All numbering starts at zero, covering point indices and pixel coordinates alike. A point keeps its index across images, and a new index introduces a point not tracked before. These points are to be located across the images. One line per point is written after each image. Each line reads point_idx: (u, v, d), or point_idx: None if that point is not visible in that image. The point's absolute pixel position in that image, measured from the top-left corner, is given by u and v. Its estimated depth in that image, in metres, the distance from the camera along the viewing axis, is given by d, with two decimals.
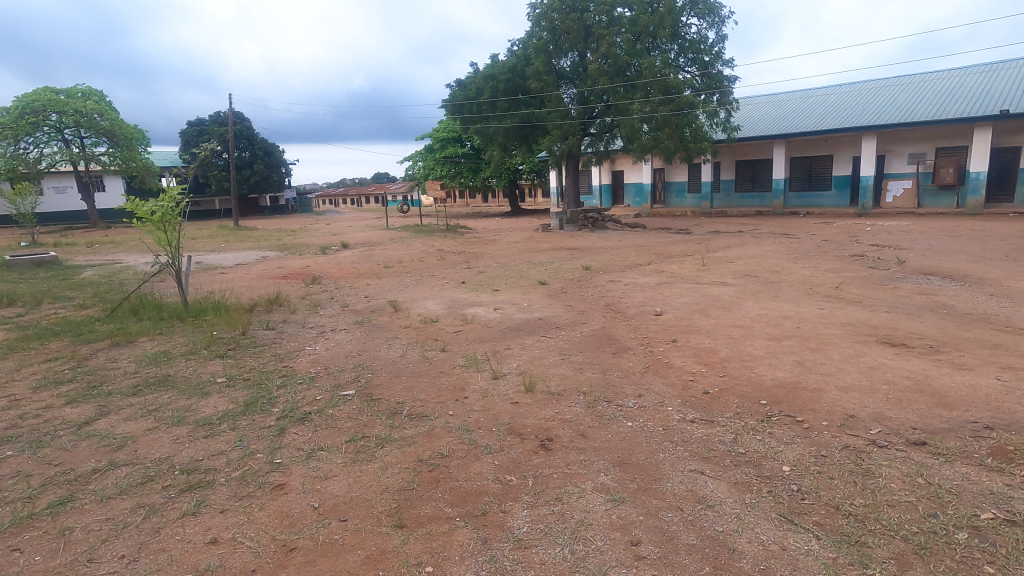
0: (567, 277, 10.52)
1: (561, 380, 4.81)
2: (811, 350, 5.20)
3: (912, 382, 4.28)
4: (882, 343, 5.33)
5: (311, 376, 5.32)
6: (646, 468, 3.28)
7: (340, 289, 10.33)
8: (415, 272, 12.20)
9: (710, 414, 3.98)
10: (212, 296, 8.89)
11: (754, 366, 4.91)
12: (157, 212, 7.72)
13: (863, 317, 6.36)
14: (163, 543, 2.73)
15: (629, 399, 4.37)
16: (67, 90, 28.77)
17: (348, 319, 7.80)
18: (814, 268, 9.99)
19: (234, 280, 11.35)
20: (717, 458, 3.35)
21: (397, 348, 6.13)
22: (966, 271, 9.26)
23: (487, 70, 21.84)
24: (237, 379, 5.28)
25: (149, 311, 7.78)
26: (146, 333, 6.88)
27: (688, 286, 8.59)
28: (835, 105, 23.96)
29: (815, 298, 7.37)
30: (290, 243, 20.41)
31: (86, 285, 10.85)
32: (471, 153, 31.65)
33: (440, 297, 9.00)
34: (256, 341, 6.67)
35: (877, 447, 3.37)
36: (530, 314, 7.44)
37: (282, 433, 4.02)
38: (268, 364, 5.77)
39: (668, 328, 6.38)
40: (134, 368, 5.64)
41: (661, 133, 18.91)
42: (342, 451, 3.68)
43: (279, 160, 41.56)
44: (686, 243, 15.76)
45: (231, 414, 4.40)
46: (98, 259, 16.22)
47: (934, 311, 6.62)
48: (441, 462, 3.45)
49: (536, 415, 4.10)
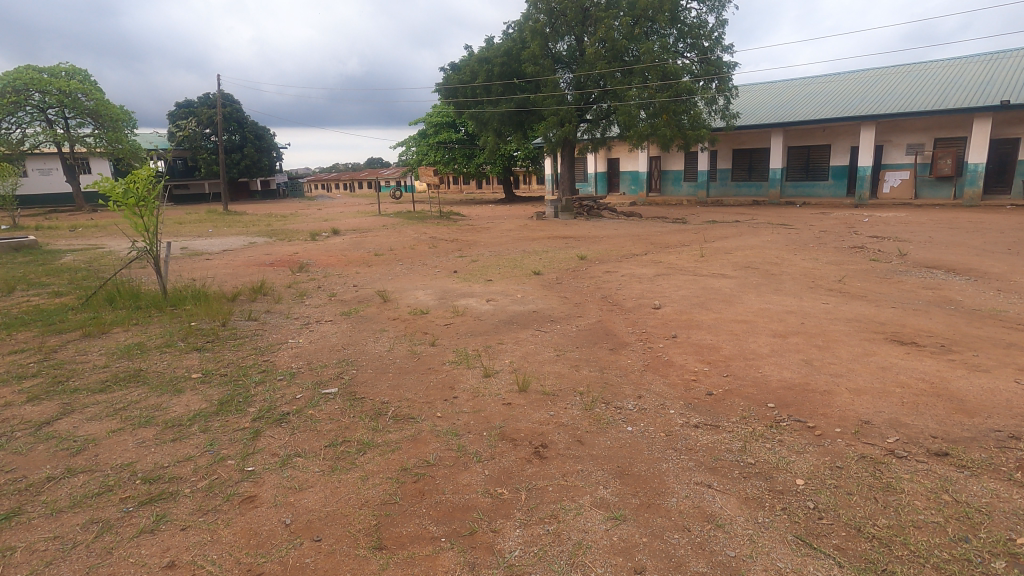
0: (562, 267, 10.23)
1: (556, 379, 4.54)
2: (818, 348, 4.96)
3: (927, 385, 4.03)
4: (892, 342, 5.09)
5: (292, 372, 5.04)
6: (648, 480, 3.02)
7: (328, 277, 10.03)
8: (406, 260, 11.89)
9: (715, 419, 3.74)
10: (193, 284, 8.57)
11: (759, 365, 4.66)
12: (132, 195, 7.29)
13: (870, 313, 6.12)
14: (115, 566, 2.45)
15: (628, 400, 4.12)
16: (50, 69, 27.90)
17: (334, 310, 7.49)
18: (815, 260, 9.76)
19: (218, 267, 11.00)
20: (724, 469, 3.11)
21: (384, 342, 5.84)
22: (970, 265, 9.05)
23: (482, 53, 21.22)
24: (213, 375, 4.98)
25: (126, 299, 7.46)
26: (120, 324, 6.55)
27: (688, 278, 8.32)
28: (834, 94, 23.67)
29: (819, 292, 7.13)
30: (280, 228, 20.06)
31: (64, 271, 10.46)
32: (466, 139, 31.05)
33: (431, 286, 8.70)
34: (237, 332, 6.37)
35: (895, 458, 3.14)
36: (524, 306, 7.16)
37: (257, 436, 3.74)
38: (247, 358, 5.49)
39: (667, 323, 6.12)
40: (104, 362, 5.31)
41: (659, 120, 18.52)
42: (321, 458, 3.40)
43: (270, 143, 40.78)
44: (683, 233, 15.49)
45: (202, 414, 4.11)
46: (80, 243, 15.79)
47: (941, 306, 6.40)
48: (427, 472, 3.19)
49: (530, 418, 3.83)
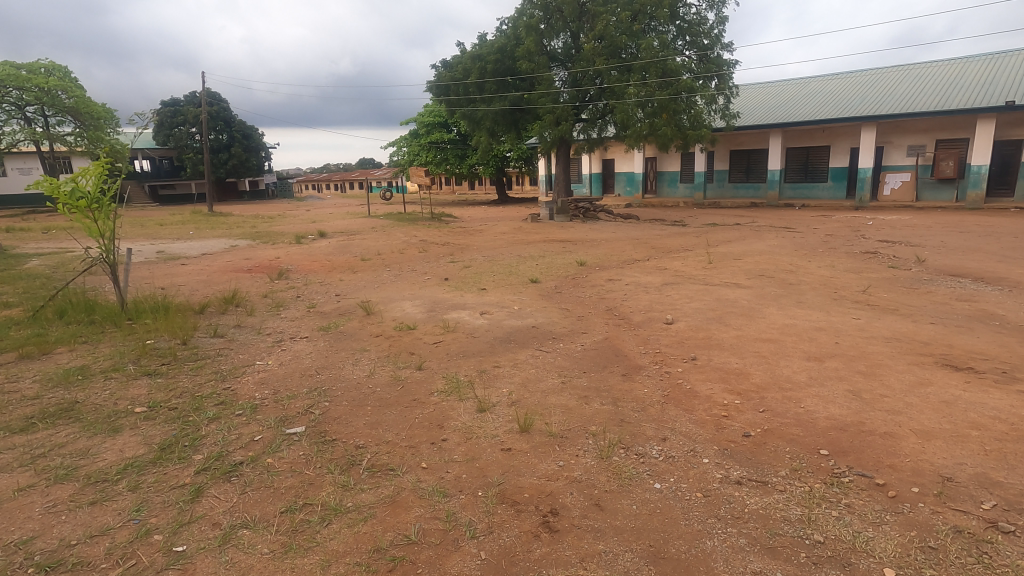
0: (561, 274, 9.55)
1: (563, 417, 3.85)
2: (864, 376, 4.31)
3: (1008, 427, 3.39)
4: (946, 368, 4.44)
5: (254, 405, 4.30)
6: (692, 570, 2.34)
7: (309, 285, 9.31)
8: (394, 265, 11.19)
9: (760, 472, 3.08)
10: (158, 295, 7.78)
11: (800, 398, 3.99)
12: (82, 195, 6.51)
13: (910, 330, 5.47)
14: None
15: (651, 445, 3.44)
16: (28, 66, 26.90)
17: (312, 324, 6.77)
18: (831, 267, 9.12)
19: (190, 273, 10.23)
20: (787, 551, 2.43)
21: (364, 365, 5.14)
22: (998, 273, 8.48)
23: (475, 49, 20.45)
24: (161, 410, 4.24)
25: (78, 314, 6.67)
26: (65, 343, 5.78)
27: (699, 288, 7.66)
28: (834, 94, 23.15)
29: (846, 305, 6.49)
30: (264, 230, 19.30)
31: (23, 278, 9.63)
32: (458, 139, 30.38)
33: (419, 297, 7.98)
34: (197, 353, 5.62)
35: (1002, 535, 2.48)
36: (522, 320, 6.45)
37: (196, 498, 3.01)
38: (205, 385, 4.76)
39: (683, 341, 5.46)
40: (34, 392, 4.54)
41: (658, 119, 17.99)
42: (273, 532, 2.70)
43: (259, 143, 39.84)
44: (685, 236, 14.89)
45: (136, 465, 3.37)
46: (50, 247, 14.91)
47: (984, 322, 5.79)
48: (407, 555, 2.49)
49: (535, 471, 3.15)
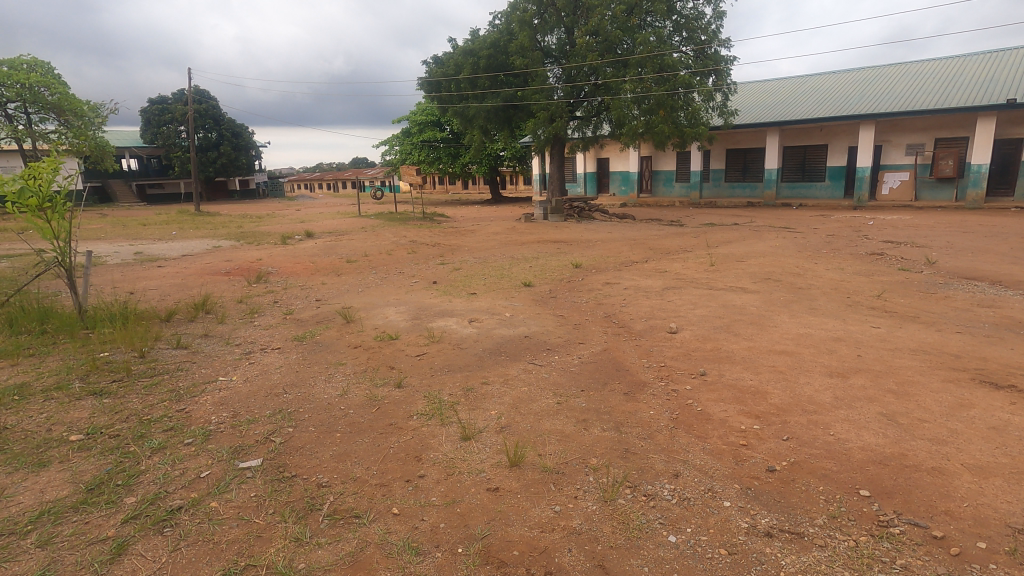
0: (555, 277, 9.06)
1: (559, 447, 3.34)
2: (896, 396, 3.83)
3: None
4: (987, 387, 3.97)
5: (207, 432, 3.77)
6: None
7: (288, 289, 8.74)
8: (380, 268, 10.65)
9: (794, 519, 2.61)
10: (120, 301, 7.18)
11: (829, 423, 3.51)
12: (32, 194, 5.93)
13: (937, 341, 5.01)
14: None
15: (662, 484, 2.94)
16: (9, 61, 26.10)
17: (286, 333, 6.23)
18: (840, 270, 8.65)
19: (163, 277, 9.64)
20: None
21: (337, 381, 4.62)
22: (1015, 276, 8.04)
23: (466, 45, 19.87)
24: (99, 438, 3.69)
25: (30, 323, 6.08)
26: (6, 356, 5.20)
27: (703, 293, 7.18)
28: (832, 92, 22.78)
29: (863, 312, 6.04)
30: (250, 230, 18.68)
31: None
32: (451, 137, 29.77)
33: (404, 303, 7.46)
34: (154, 367, 5.08)
35: None
36: (513, 330, 5.94)
37: (117, 558, 2.49)
38: (156, 407, 4.22)
39: (690, 353, 4.99)
40: None
41: (654, 116, 17.54)
42: None
43: (249, 142, 39.12)
44: (682, 237, 14.44)
45: (53, 511, 2.84)
46: (22, 249, 14.23)
47: (1014, 331, 5.33)
48: None
49: (526, 520, 2.66)
